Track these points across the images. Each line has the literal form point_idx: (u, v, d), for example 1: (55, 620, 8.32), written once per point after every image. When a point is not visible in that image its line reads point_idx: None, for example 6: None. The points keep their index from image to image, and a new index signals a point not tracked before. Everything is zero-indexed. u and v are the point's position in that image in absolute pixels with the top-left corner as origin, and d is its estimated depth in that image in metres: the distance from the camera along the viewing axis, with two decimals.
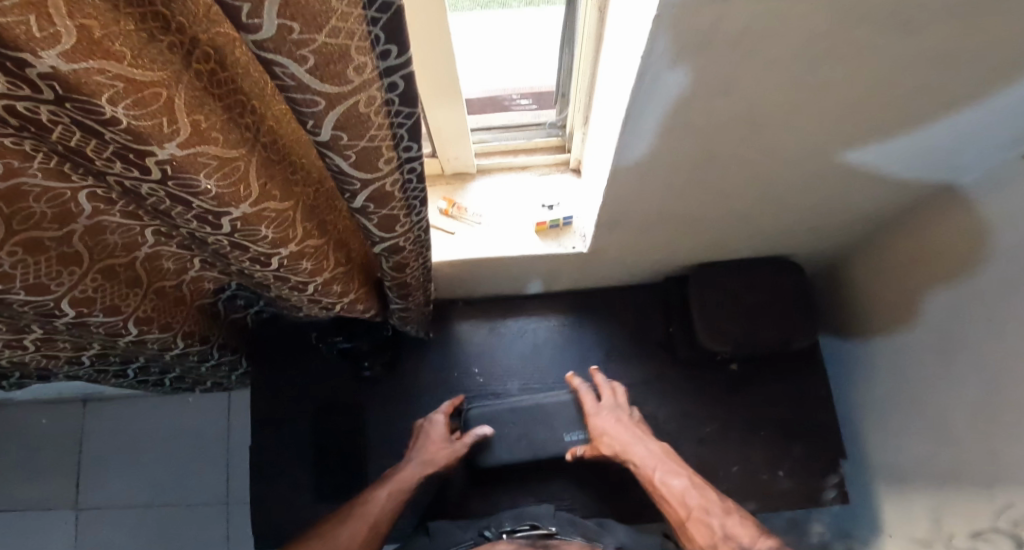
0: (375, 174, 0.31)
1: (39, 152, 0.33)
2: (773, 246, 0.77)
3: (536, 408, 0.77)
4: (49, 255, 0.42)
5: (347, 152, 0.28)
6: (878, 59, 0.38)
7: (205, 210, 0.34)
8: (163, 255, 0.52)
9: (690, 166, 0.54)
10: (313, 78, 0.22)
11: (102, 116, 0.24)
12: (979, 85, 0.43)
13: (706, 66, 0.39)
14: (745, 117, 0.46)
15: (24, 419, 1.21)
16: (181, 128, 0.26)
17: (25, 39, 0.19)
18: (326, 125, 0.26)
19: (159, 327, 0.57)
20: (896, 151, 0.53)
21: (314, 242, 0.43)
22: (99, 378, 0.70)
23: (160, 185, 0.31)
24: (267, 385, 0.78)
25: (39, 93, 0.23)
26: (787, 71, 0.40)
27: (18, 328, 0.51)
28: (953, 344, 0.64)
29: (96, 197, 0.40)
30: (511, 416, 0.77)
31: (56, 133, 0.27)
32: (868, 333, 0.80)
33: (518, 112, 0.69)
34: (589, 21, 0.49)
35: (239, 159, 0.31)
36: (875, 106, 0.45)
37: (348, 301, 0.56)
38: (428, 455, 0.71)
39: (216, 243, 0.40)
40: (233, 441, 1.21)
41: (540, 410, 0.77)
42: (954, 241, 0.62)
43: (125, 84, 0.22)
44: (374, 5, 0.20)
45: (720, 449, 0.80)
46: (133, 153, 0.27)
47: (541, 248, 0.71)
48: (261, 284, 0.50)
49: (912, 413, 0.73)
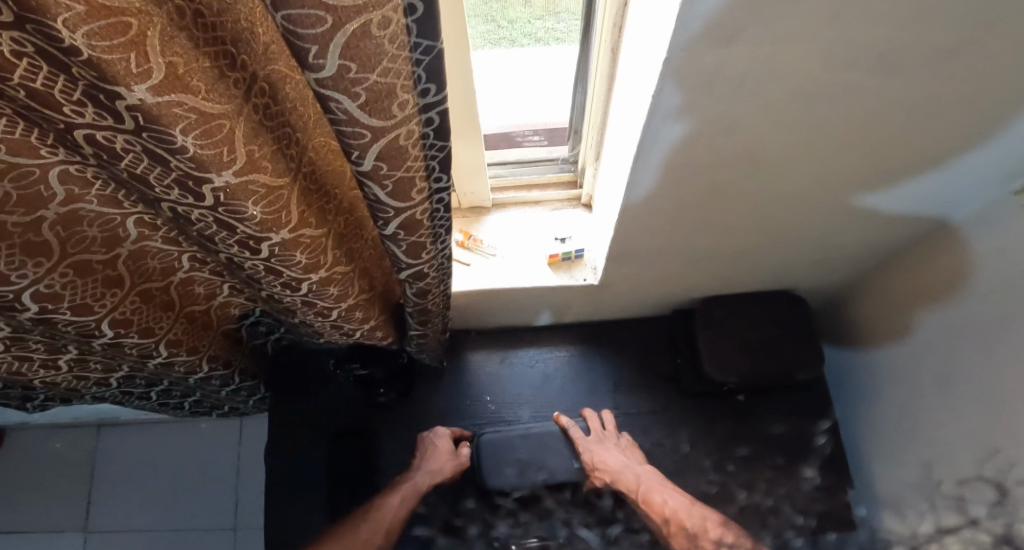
0: (408, 203, 0.34)
1: (99, 178, 0.36)
2: (780, 279, 0.78)
3: (547, 437, 0.78)
4: (96, 277, 0.45)
5: (385, 181, 0.32)
6: (872, 100, 0.41)
7: (247, 235, 0.36)
8: (195, 279, 0.55)
9: (697, 201, 0.57)
10: (362, 113, 0.26)
11: (173, 145, 0.27)
12: (969, 126, 0.45)
13: (710, 105, 0.42)
14: (749, 154, 0.49)
15: (38, 444, 1.22)
16: (238, 158, 0.29)
17: (122, 75, 0.22)
18: (369, 156, 0.29)
19: (187, 350, 0.59)
20: (896, 188, 0.55)
21: (341, 269, 0.46)
22: (123, 400, 0.72)
23: (211, 212, 0.34)
24: (282, 411, 0.79)
25: (122, 123, 0.26)
26: (787, 110, 0.42)
27: (55, 347, 0.53)
28: (955, 374, 0.65)
29: (143, 223, 0.43)
30: (522, 444, 0.77)
31: (125, 161, 0.30)
32: (870, 363, 0.81)
33: (530, 147, 0.73)
34: (602, 62, 0.53)
35: (283, 188, 0.34)
36: (872, 145, 0.48)
37: (368, 328, 0.58)
38: (436, 465, 0.74)
39: (251, 268, 0.42)
40: (242, 470, 1.21)
41: (550, 439, 0.78)
42: (953, 275, 0.63)
43: (197, 116, 0.26)
44: (419, 49, 0.24)
45: (730, 480, 0.79)
46: (192, 180, 0.30)
47: (553, 280, 0.74)
48: (288, 310, 0.52)
49: (914, 439, 0.73)
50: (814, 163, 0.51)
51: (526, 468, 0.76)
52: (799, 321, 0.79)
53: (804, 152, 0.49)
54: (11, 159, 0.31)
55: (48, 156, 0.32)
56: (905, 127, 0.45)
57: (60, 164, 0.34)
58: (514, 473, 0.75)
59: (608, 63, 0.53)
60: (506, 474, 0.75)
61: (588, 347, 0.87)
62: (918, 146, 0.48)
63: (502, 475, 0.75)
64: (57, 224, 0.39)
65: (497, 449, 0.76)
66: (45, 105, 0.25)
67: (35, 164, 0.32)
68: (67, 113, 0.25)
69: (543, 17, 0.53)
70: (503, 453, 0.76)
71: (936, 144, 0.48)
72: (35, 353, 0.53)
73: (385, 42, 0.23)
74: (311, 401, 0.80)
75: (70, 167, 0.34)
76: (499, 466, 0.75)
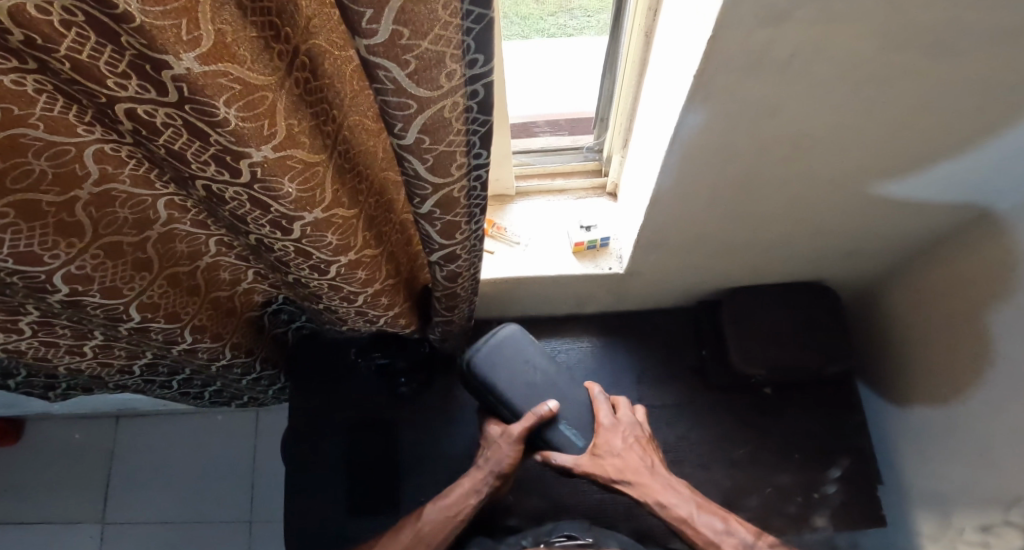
0: (446, 178, 0.35)
1: (133, 158, 0.36)
2: (808, 270, 0.77)
3: (571, 396, 0.73)
4: (125, 260, 0.44)
5: (426, 155, 0.32)
6: (920, 82, 0.40)
7: (280, 215, 0.36)
8: (221, 265, 0.55)
9: (728, 187, 0.55)
10: (410, 82, 0.26)
11: (215, 118, 0.26)
12: (1015, 114, 0.44)
13: (751, 86, 0.40)
14: (786, 138, 0.48)
15: (60, 433, 1.24)
16: (277, 132, 0.29)
17: (172, 42, 0.21)
18: (412, 129, 0.30)
19: (211, 337, 0.58)
20: (932, 176, 0.54)
21: (371, 252, 0.46)
22: (145, 388, 0.72)
23: (245, 189, 0.33)
24: (303, 402, 0.79)
25: (165, 96, 0.25)
26: (830, 93, 0.41)
27: (81, 333, 0.53)
28: (993, 372, 0.63)
29: (173, 205, 0.43)
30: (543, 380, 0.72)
31: (164, 137, 0.29)
32: (902, 357, 0.79)
33: (553, 134, 0.73)
34: (634, 44, 0.53)
35: (319, 164, 0.34)
36: (913, 131, 0.47)
37: (392, 315, 0.58)
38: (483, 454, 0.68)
39: (281, 251, 0.42)
40: (259, 460, 1.21)
41: (572, 398, 0.73)
42: (990, 271, 0.62)
43: (241, 87, 0.25)
44: (471, 17, 0.24)
45: (755, 475, 0.78)
46: (230, 156, 0.30)
47: (578, 269, 0.73)
48: (313, 295, 0.52)
49: (951, 436, 0.71)
50: (851, 150, 0.49)
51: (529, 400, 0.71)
52: (826, 314, 0.78)
53: (842, 138, 0.47)
54: (48, 136, 0.31)
55: (84, 134, 0.32)
56: (948, 113, 0.44)
57: (96, 143, 0.33)
58: (516, 397, 0.71)
59: (642, 48, 0.53)
60: (509, 389, 0.71)
61: (610, 338, 0.86)
62: (959, 134, 0.47)
63: (504, 389, 0.71)
64: (89, 205, 0.38)
65: (520, 372, 0.72)
66: (88, 77, 0.24)
67: (70, 142, 0.32)
68: (109, 86, 0.25)
69: (555, 13, 0.56)
70: (518, 374, 0.72)
71: (977, 133, 0.47)
72: (62, 338, 0.52)
73: (438, 7, 0.22)
74: (331, 391, 0.80)
75: (105, 146, 0.34)
76: (508, 383, 0.71)
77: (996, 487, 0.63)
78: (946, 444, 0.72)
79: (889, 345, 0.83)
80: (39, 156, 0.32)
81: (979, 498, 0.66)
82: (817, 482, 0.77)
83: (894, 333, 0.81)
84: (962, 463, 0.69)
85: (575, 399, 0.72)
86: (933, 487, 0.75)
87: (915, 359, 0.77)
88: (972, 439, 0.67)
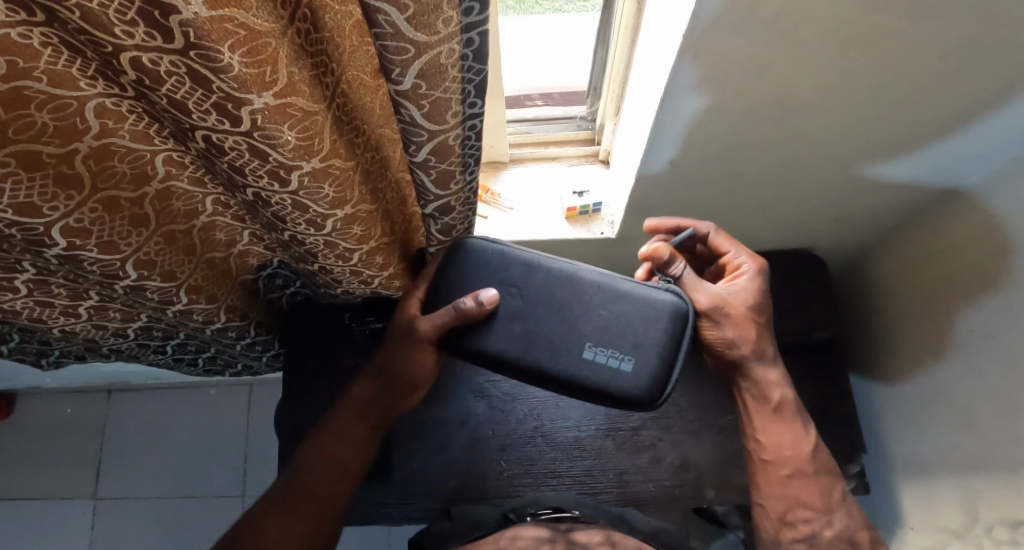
0: (441, 126, 0.36)
1: (134, 112, 0.36)
2: (793, 234, 0.80)
3: (547, 285, 0.56)
4: (123, 215, 0.44)
5: (422, 101, 0.33)
6: (903, 45, 0.41)
7: (279, 164, 0.37)
8: (217, 226, 0.55)
9: (720, 147, 0.57)
10: (408, 27, 0.27)
11: (219, 63, 0.27)
12: (992, 78, 0.46)
13: (742, 46, 0.42)
14: (774, 99, 0.49)
15: (51, 408, 1.24)
16: (279, 79, 0.30)
17: None
18: (409, 74, 0.31)
19: (205, 297, 0.59)
20: (916, 139, 0.56)
21: (366, 207, 0.47)
22: (140, 353, 0.72)
23: (246, 138, 0.34)
24: (298, 368, 0.80)
25: (170, 43, 0.26)
26: (816, 55, 0.43)
27: (77, 293, 0.53)
28: (975, 336, 0.65)
29: (172, 161, 0.43)
30: (517, 313, 0.55)
31: (167, 86, 0.29)
32: (887, 326, 0.82)
33: (547, 105, 0.75)
34: (625, 13, 0.53)
35: (318, 114, 0.34)
36: (894, 95, 0.48)
37: (386, 275, 0.60)
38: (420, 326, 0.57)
39: (279, 204, 0.43)
40: (253, 433, 1.23)
41: (565, 277, 0.56)
42: (971, 238, 0.64)
43: (245, 33, 0.26)
44: None
45: (745, 439, 0.79)
46: (231, 103, 0.30)
47: (571, 233, 0.74)
48: (309, 254, 0.53)
49: (933, 399, 0.73)
50: (837, 111, 0.51)
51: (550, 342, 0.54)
52: (798, 286, 0.83)
53: (830, 99, 0.49)
54: (51, 90, 0.30)
55: (87, 88, 0.32)
56: (929, 77, 0.46)
57: (98, 97, 0.33)
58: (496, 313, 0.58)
59: (634, 15, 0.53)
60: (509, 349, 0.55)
61: None
62: (940, 98, 0.49)
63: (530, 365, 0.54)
64: (89, 158, 0.38)
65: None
66: (96, 26, 0.24)
67: (74, 96, 0.32)
68: (116, 34, 0.25)
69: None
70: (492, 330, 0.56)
71: (960, 95, 0.48)
72: (57, 298, 0.52)
73: None
74: (324, 357, 0.81)
75: (107, 101, 0.34)
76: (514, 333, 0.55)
77: (976, 451, 0.65)
78: (926, 408, 0.75)
79: (874, 314, 0.85)
80: (42, 108, 0.31)
81: (960, 463, 0.69)
82: None
83: (881, 302, 0.84)
84: (945, 429, 0.71)
85: (574, 283, 0.55)
86: (916, 452, 0.78)
87: (899, 327, 0.80)
88: (955, 405, 0.69)
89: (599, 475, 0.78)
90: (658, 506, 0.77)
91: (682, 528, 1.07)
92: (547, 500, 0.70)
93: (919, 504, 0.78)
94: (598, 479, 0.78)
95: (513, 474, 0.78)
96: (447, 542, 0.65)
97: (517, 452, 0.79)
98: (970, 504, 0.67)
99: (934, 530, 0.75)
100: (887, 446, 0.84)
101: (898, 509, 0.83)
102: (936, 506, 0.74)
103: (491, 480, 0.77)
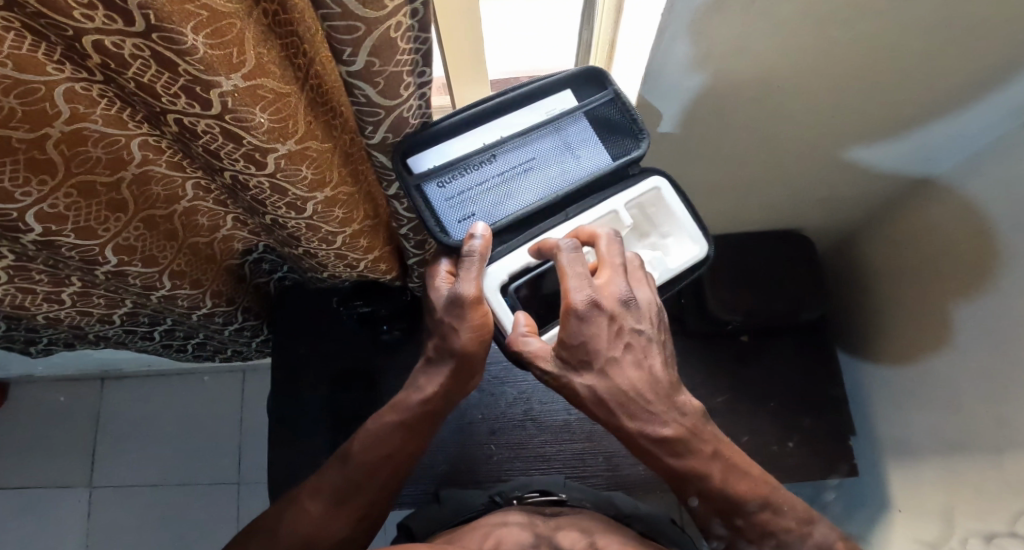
0: (396, 100, 0.39)
1: (105, 97, 0.35)
2: (779, 212, 0.81)
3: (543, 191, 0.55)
4: (99, 200, 0.43)
5: (378, 77, 0.35)
6: (886, 19, 0.41)
7: (253, 147, 0.36)
8: (199, 210, 0.54)
9: (707, 117, 0.57)
10: (356, 5, 0.28)
11: (183, 46, 0.26)
12: (979, 51, 0.45)
13: (719, 24, 0.43)
14: (759, 76, 0.50)
15: (43, 397, 1.24)
16: (246, 61, 0.30)
17: None
18: (361, 52, 0.32)
19: (190, 283, 0.59)
20: (900, 114, 0.55)
21: (346, 189, 0.47)
22: (127, 340, 0.72)
23: (217, 122, 0.34)
24: (287, 353, 0.80)
25: (131, 25, 0.25)
26: (798, 29, 0.43)
27: (59, 279, 0.53)
28: (960, 316, 0.65)
29: (148, 146, 0.42)
30: (507, 175, 0.54)
31: (133, 69, 0.29)
32: (876, 308, 0.83)
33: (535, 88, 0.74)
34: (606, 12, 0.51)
35: (290, 96, 0.34)
36: (876, 71, 0.48)
37: (371, 259, 0.60)
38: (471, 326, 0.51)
39: (257, 188, 0.42)
40: (247, 420, 1.23)
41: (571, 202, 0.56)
42: (954, 218, 0.64)
43: (207, 14, 0.25)
44: None
45: (733, 421, 0.80)
46: (199, 86, 0.30)
47: None
48: (291, 238, 0.52)
49: (918, 381, 0.74)
50: (818, 88, 0.51)
51: (537, 145, 0.54)
52: (788, 268, 0.83)
53: (811, 73, 0.49)
54: (17, 75, 0.29)
55: (54, 73, 0.31)
56: (912, 56, 0.46)
57: (67, 82, 0.32)
58: (530, 263, 0.55)
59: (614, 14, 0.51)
60: (493, 161, 0.53)
61: None
62: (921, 76, 0.49)
63: (513, 138, 0.53)
64: (62, 144, 0.37)
65: None
66: (53, 10, 0.24)
67: (41, 81, 0.31)
68: (76, 17, 0.24)
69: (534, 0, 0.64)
70: (473, 176, 0.53)
71: (944, 72, 0.48)
72: (38, 285, 0.52)
73: None
74: (315, 342, 0.81)
75: (77, 85, 0.33)
76: (489, 162, 0.53)
77: (959, 434, 0.66)
78: (913, 391, 0.76)
79: (862, 296, 0.86)
80: (9, 94, 0.31)
81: (945, 447, 0.69)
82: (791, 430, 0.80)
83: (867, 282, 0.85)
84: (931, 411, 0.72)
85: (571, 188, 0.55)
86: (903, 435, 0.78)
87: (887, 308, 0.80)
88: (940, 386, 0.70)
89: (588, 458, 0.79)
90: (647, 489, 0.78)
91: (674, 510, 1.08)
92: (536, 484, 0.71)
93: (904, 485, 0.79)
94: (587, 462, 0.79)
95: (503, 458, 0.79)
96: (435, 527, 0.66)
97: (507, 436, 0.80)
98: (952, 486, 0.68)
99: (918, 512, 0.76)
100: (876, 429, 0.85)
101: (885, 493, 0.84)
102: (920, 489, 0.75)
103: (481, 464, 0.78)
